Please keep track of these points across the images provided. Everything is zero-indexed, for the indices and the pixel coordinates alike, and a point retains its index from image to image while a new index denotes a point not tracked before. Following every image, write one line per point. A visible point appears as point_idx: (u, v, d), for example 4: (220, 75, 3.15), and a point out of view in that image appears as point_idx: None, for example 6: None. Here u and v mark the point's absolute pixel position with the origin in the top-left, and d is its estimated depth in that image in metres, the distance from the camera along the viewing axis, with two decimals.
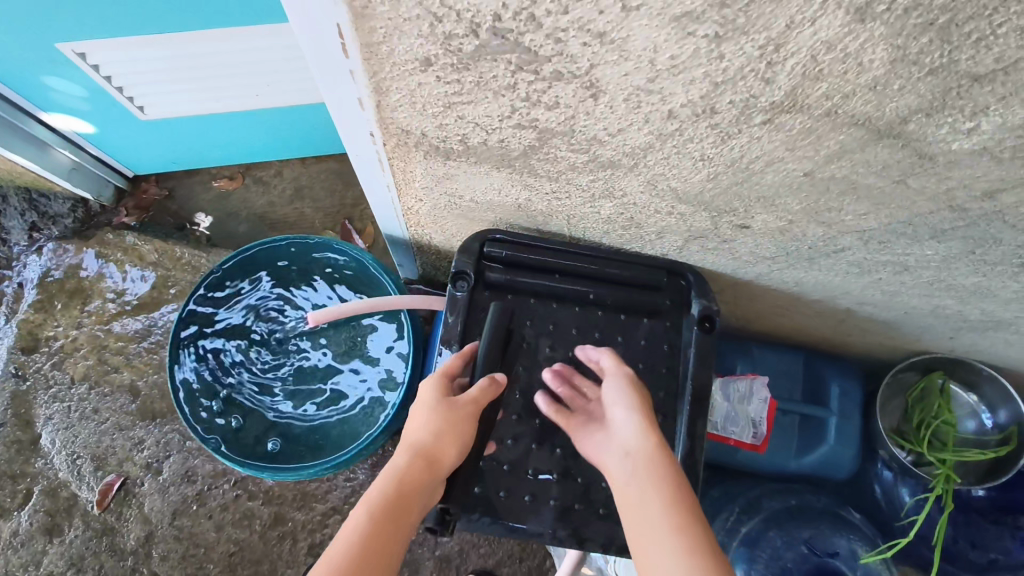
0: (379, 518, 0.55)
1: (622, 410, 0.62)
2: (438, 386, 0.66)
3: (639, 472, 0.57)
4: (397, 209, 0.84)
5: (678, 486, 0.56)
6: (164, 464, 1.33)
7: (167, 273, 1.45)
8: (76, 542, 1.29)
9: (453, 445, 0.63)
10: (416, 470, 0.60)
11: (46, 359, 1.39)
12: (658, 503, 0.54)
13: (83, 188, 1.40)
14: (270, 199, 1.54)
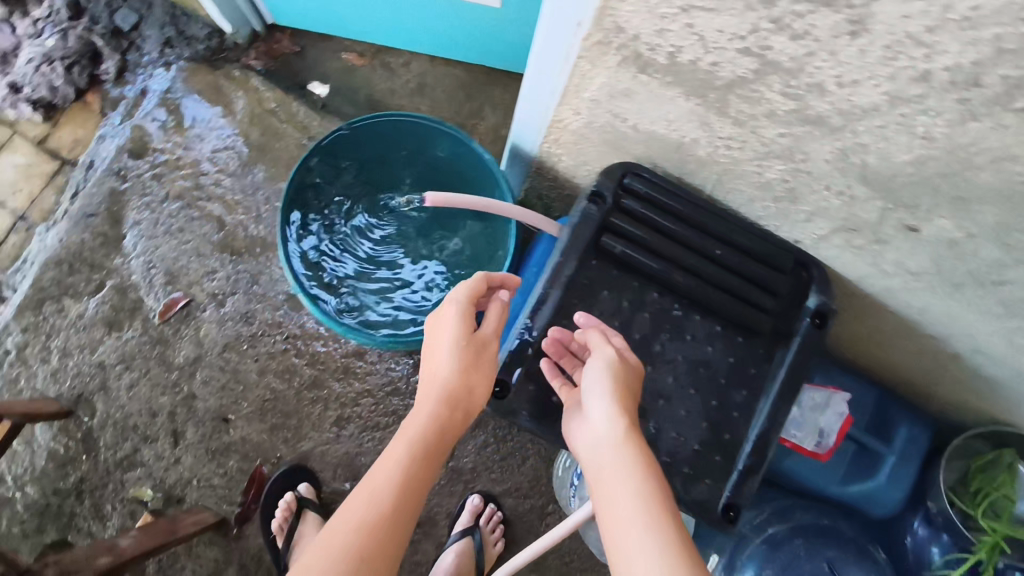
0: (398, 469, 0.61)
1: (602, 386, 0.59)
2: (459, 316, 0.70)
3: (608, 454, 0.55)
4: (546, 118, 0.83)
5: (646, 467, 0.53)
6: (227, 298, 1.38)
7: (279, 125, 1.47)
8: (132, 342, 1.36)
9: (478, 385, 0.68)
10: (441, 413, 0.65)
11: (148, 169, 1.45)
12: (624, 477, 0.53)
13: (224, 17, 1.43)
14: (392, 86, 1.54)
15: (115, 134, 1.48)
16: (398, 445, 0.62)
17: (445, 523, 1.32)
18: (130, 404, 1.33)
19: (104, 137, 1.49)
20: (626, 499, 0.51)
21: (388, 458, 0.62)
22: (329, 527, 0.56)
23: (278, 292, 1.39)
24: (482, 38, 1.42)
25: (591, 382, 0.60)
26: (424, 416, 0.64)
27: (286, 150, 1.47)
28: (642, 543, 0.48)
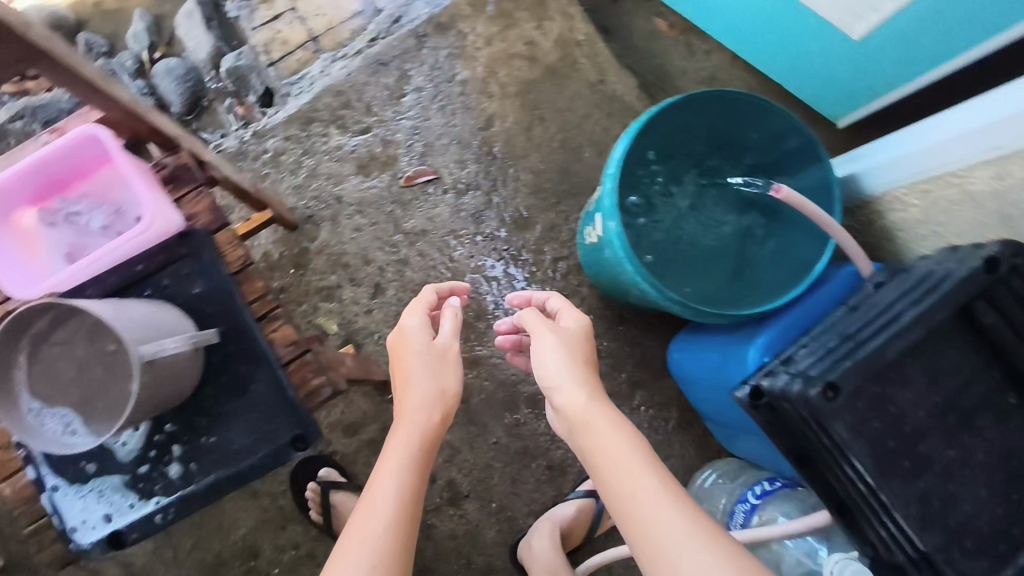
0: (405, 468, 0.78)
1: (567, 372, 0.80)
2: (422, 336, 0.88)
3: (597, 434, 0.74)
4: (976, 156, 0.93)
5: (631, 438, 0.73)
6: (470, 191, 1.44)
7: (578, 57, 1.47)
8: (374, 191, 1.44)
9: (450, 386, 0.86)
10: (430, 421, 0.83)
11: (446, 42, 1.46)
12: (626, 454, 0.71)
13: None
14: (690, 66, 1.54)
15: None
16: (380, 466, 0.78)
17: (569, 479, 1.41)
18: (351, 244, 1.42)
19: None
20: (620, 453, 0.71)
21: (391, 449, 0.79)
22: (366, 521, 0.72)
23: (515, 208, 1.44)
24: (813, 70, 1.40)
25: (547, 360, 0.81)
26: (417, 428, 0.81)
27: (572, 86, 1.46)
28: (647, 480, 0.69)
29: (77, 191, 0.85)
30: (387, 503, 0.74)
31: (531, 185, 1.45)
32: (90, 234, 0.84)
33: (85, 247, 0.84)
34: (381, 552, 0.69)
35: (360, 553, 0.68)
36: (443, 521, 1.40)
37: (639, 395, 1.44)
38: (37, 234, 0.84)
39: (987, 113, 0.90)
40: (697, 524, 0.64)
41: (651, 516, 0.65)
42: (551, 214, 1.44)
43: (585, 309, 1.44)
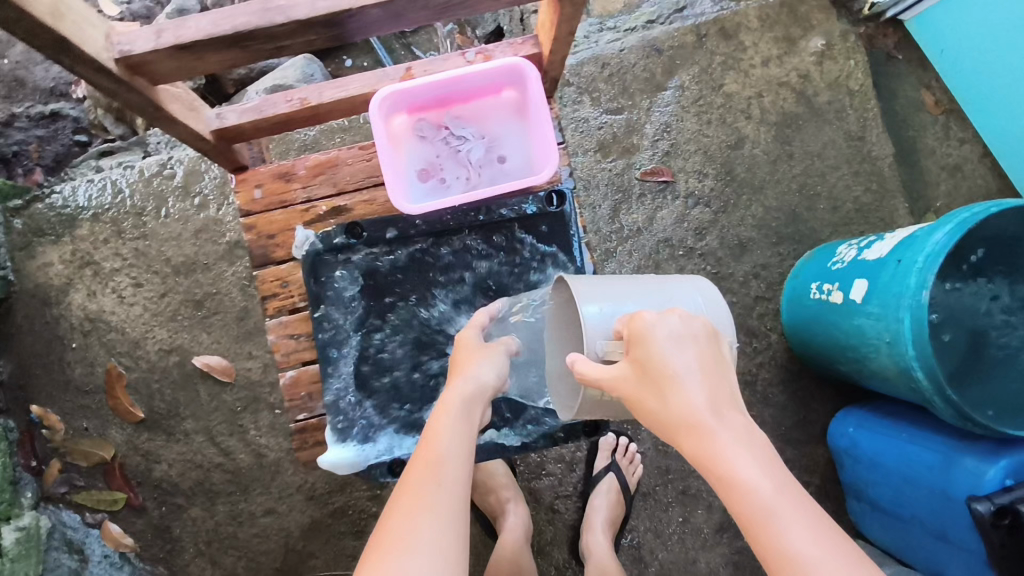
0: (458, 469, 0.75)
1: (676, 356, 0.68)
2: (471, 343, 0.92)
3: (736, 496, 0.62)
4: None
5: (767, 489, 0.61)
6: (698, 205, 1.41)
7: (846, 106, 1.43)
8: (605, 173, 1.41)
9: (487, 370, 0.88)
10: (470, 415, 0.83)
11: (724, 50, 1.43)
12: (752, 508, 0.61)
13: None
14: (938, 149, 1.51)
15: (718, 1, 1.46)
16: (437, 420, 0.81)
17: (702, 511, 1.40)
18: None
19: None
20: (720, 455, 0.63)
21: (454, 424, 0.80)
22: (428, 465, 0.75)
23: (736, 234, 1.42)
24: None
25: (666, 364, 0.68)
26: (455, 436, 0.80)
27: (831, 133, 1.43)
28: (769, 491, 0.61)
29: (456, 109, 0.82)
30: (457, 473, 0.75)
31: (759, 218, 1.42)
32: (455, 161, 0.83)
33: (442, 170, 0.83)
34: (457, 523, 0.71)
35: (446, 505, 0.71)
36: (569, 510, 1.39)
37: (789, 452, 1.43)
38: (404, 138, 0.83)
39: None
40: (821, 536, 0.58)
41: (773, 538, 0.59)
42: (768, 252, 1.42)
43: (767, 354, 1.43)
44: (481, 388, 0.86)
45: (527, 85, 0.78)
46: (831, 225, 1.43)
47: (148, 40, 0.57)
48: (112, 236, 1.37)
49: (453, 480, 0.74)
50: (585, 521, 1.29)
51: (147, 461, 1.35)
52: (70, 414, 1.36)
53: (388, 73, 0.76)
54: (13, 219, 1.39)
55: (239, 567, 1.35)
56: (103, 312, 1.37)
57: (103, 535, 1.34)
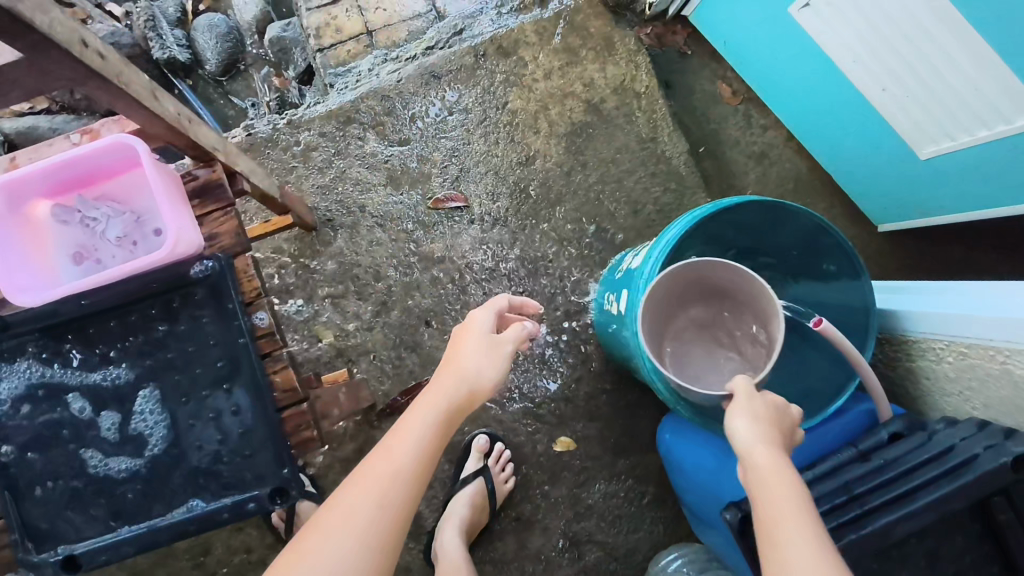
0: (407, 482, 0.70)
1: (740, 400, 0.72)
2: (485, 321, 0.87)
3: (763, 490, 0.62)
4: (963, 338, 0.88)
5: (797, 491, 0.61)
6: (496, 226, 1.39)
7: (633, 109, 1.43)
8: (400, 206, 1.38)
9: (487, 378, 0.81)
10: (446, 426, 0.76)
11: (503, 67, 1.42)
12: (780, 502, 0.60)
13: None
14: (742, 138, 1.50)
15: (493, 19, 1.45)
16: (410, 416, 0.75)
17: (537, 535, 1.38)
18: (365, 256, 1.36)
19: (480, 13, 1.46)
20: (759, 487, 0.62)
21: (424, 430, 0.74)
22: (384, 465, 0.70)
23: (540, 252, 1.39)
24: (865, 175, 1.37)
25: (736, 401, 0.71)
26: (424, 452, 0.73)
27: (622, 137, 1.42)
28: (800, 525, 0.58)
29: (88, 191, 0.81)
30: (399, 486, 0.69)
31: (561, 231, 1.40)
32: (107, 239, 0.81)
33: (98, 251, 0.82)
34: (370, 537, 0.65)
35: (353, 524, 0.65)
36: (401, 551, 1.36)
37: (621, 463, 1.40)
38: (46, 227, 0.80)
39: (993, 297, 0.86)
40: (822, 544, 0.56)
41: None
42: (574, 264, 1.40)
43: (586, 367, 1.41)
44: (476, 382, 0.80)
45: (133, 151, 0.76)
46: (634, 229, 1.41)
47: None
48: None
49: (393, 495, 0.68)
50: (445, 516, 1.29)
51: None
52: None
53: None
54: None
55: None
56: None
57: None
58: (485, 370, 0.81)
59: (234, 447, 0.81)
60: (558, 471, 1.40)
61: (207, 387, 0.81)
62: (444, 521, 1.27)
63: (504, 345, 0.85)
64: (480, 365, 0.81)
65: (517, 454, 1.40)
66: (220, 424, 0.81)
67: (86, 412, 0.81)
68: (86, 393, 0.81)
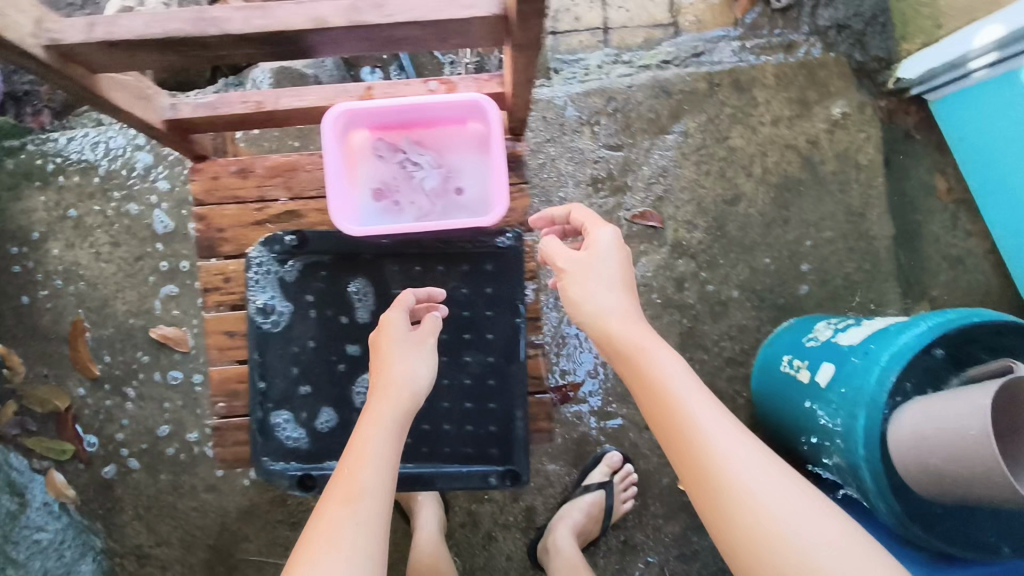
0: (375, 484, 0.66)
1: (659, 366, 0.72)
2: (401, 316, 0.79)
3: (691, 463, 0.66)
4: None
5: (719, 466, 0.64)
6: (685, 257, 1.39)
7: (851, 180, 1.39)
8: (596, 210, 1.37)
9: (421, 376, 0.75)
10: (400, 421, 0.72)
11: (734, 102, 1.39)
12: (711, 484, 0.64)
13: (938, 61, 1.29)
14: (946, 236, 1.46)
15: (722, 57, 1.41)
16: (361, 447, 0.70)
17: (639, 564, 1.38)
18: None
19: (710, 47, 1.42)
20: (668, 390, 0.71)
21: (380, 445, 0.69)
22: (349, 485, 0.66)
23: (718, 293, 1.39)
24: None
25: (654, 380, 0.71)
26: (384, 451, 0.69)
27: (832, 204, 1.39)
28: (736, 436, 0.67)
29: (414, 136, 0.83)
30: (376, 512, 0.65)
31: (744, 279, 1.40)
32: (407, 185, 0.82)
33: (397, 194, 0.83)
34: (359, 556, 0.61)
35: (351, 536, 0.62)
36: (506, 539, 1.37)
37: None
38: (365, 159, 0.82)
39: None
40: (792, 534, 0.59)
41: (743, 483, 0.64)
42: (747, 314, 1.40)
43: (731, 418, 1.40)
44: (415, 386, 0.74)
45: (485, 120, 0.78)
46: (816, 297, 1.39)
47: (80, 31, 0.54)
48: (91, 195, 1.36)
49: (366, 515, 0.64)
50: (558, 514, 1.32)
51: (101, 418, 1.40)
52: (33, 358, 1.39)
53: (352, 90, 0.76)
54: (5, 159, 1.36)
55: (173, 537, 1.41)
56: (77, 264, 1.37)
57: (46, 482, 1.40)
58: (417, 369, 0.76)
59: (485, 418, 0.83)
60: (675, 508, 1.40)
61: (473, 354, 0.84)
62: (557, 520, 1.30)
63: (428, 338, 0.79)
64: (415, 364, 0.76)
65: (640, 482, 1.40)
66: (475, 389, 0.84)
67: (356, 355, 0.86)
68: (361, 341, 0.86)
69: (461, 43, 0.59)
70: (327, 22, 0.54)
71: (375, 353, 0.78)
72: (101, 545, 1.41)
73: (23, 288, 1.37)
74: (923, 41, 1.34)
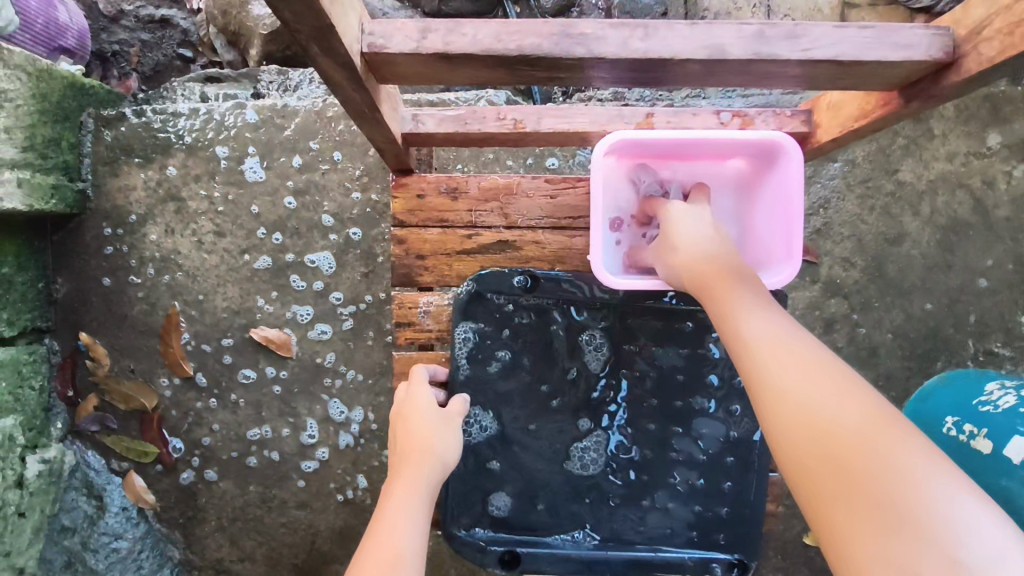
0: (400, 541, 0.57)
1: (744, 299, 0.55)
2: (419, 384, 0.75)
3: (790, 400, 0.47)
4: None
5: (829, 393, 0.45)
6: (837, 296, 1.28)
7: None
8: None
9: (448, 446, 0.70)
10: (428, 482, 0.66)
11: (907, 132, 1.28)
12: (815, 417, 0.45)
13: None
14: None
15: None
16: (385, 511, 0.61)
17: None
18: None
19: None
20: (744, 332, 0.53)
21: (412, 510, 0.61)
22: (380, 548, 0.56)
23: (870, 338, 1.29)
24: None
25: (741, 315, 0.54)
26: (411, 511, 0.61)
27: (1002, 251, 1.28)
28: (853, 387, 0.45)
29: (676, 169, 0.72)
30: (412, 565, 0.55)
31: (898, 324, 1.29)
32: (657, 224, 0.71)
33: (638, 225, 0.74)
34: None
35: None
36: None
37: None
38: (613, 184, 0.73)
39: None
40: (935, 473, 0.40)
41: (853, 418, 0.43)
42: (897, 362, 1.29)
43: None
44: (440, 455, 0.69)
45: (776, 163, 0.65)
46: (971, 349, 1.28)
47: (409, 38, 0.43)
48: (202, 175, 1.25)
49: None
50: None
51: (189, 420, 1.27)
52: (119, 350, 1.27)
53: (622, 116, 0.65)
54: (102, 129, 1.26)
55: (258, 554, 1.29)
56: (176, 253, 1.26)
57: (125, 485, 1.28)
58: (448, 445, 0.71)
59: (711, 500, 0.82)
60: (799, 563, 1.30)
61: (711, 429, 0.82)
62: None
63: (454, 414, 0.74)
64: (442, 439, 0.70)
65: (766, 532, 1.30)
66: (709, 472, 0.82)
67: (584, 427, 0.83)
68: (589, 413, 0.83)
69: (847, 84, 0.49)
70: (727, 53, 0.43)
71: (400, 428, 0.71)
72: (178, 556, 1.30)
73: (117, 271, 1.26)
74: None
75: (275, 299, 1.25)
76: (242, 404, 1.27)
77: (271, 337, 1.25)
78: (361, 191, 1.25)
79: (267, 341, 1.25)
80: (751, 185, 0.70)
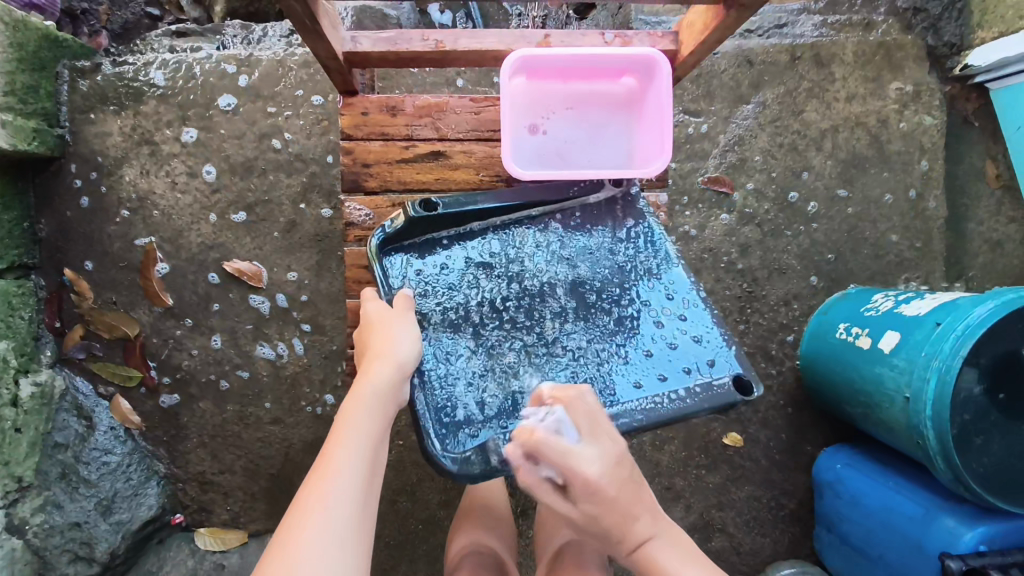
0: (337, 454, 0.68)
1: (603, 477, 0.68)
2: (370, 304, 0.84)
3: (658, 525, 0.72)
4: None
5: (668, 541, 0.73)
6: (751, 223, 1.44)
7: (913, 161, 1.46)
8: (674, 172, 1.43)
9: (403, 348, 0.79)
10: (381, 382, 0.76)
11: (813, 76, 1.44)
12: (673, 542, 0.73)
13: (1016, 51, 1.34)
14: (997, 220, 1.50)
15: (797, 26, 1.46)
16: (341, 420, 0.72)
17: (680, 510, 1.46)
18: None
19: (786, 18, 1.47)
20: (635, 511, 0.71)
21: (365, 415, 0.72)
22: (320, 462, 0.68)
23: (779, 260, 1.45)
24: None
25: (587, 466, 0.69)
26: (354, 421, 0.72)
27: (894, 182, 1.46)
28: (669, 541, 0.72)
29: (579, 88, 0.91)
30: (358, 468, 0.68)
31: (805, 247, 1.45)
32: (573, 132, 0.93)
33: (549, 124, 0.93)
34: (353, 527, 0.64)
35: (336, 500, 0.64)
36: None
37: (774, 475, 1.48)
38: (527, 97, 0.91)
39: None
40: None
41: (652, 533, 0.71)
42: (803, 282, 1.46)
43: (779, 378, 1.47)
44: (397, 358, 0.78)
45: (654, 73, 0.85)
46: (868, 270, 1.46)
47: None
48: (174, 120, 1.36)
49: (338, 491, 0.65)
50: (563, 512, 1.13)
51: (169, 347, 1.40)
52: (101, 284, 1.38)
53: (526, 37, 0.83)
54: (78, 79, 1.36)
55: (236, 466, 1.43)
56: (152, 193, 1.37)
57: (112, 408, 1.40)
58: (406, 349, 0.79)
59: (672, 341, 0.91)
60: (719, 460, 1.47)
61: (635, 287, 0.94)
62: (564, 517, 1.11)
63: (408, 322, 0.83)
64: (402, 339, 0.80)
65: (688, 432, 1.47)
66: (649, 321, 0.93)
67: (513, 322, 0.92)
68: (514, 312, 0.93)
69: None
70: None
71: (362, 337, 0.83)
72: (164, 471, 1.43)
73: (97, 208, 1.37)
74: (1001, 29, 1.39)
75: (246, 232, 1.38)
76: (217, 330, 1.39)
77: (242, 268, 1.38)
78: (322, 134, 1.37)
79: (238, 272, 1.38)
80: (641, 93, 0.90)
